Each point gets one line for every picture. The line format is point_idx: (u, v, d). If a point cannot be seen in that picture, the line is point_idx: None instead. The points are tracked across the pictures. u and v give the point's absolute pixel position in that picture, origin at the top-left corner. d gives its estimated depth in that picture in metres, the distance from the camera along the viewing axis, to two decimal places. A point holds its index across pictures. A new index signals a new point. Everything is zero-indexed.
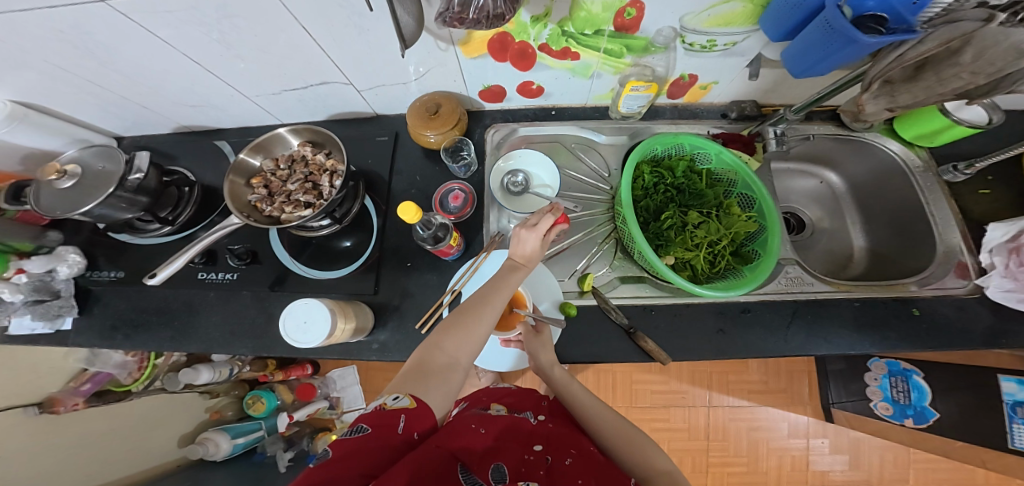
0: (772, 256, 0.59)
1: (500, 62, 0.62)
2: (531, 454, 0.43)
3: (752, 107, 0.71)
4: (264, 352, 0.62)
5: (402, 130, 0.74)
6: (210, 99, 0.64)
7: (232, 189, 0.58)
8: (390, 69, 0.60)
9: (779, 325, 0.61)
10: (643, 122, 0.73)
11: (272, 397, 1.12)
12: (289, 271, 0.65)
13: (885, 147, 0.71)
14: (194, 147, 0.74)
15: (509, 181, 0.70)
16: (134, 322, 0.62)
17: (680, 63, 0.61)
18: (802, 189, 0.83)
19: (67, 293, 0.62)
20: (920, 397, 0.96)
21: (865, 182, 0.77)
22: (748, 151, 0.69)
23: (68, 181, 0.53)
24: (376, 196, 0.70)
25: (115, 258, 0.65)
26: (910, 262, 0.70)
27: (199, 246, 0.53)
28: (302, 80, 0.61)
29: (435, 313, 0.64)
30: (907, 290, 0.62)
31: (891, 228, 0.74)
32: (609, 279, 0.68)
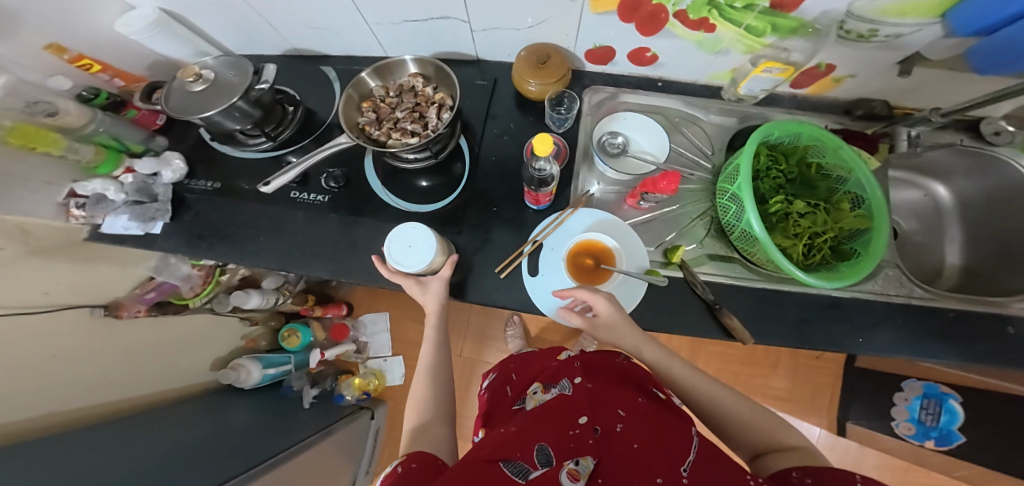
0: (875, 255, 0.53)
1: (624, 22, 0.58)
2: (576, 428, 0.41)
3: (881, 106, 0.67)
4: (342, 277, 0.60)
5: (502, 78, 0.71)
6: (334, 23, 0.60)
7: (345, 109, 0.55)
8: (520, 9, 0.56)
9: (865, 325, 0.61)
10: (756, 107, 0.70)
11: (308, 334, 1.16)
12: (374, 198, 0.63)
13: (1015, 163, 0.63)
14: (299, 69, 0.70)
15: (607, 141, 0.69)
16: (220, 232, 0.60)
17: (824, 50, 0.58)
18: (906, 202, 0.77)
19: (164, 198, 0.61)
20: (950, 420, 1.01)
21: (979, 203, 0.70)
22: (870, 148, 0.66)
23: (200, 86, 0.51)
24: (471, 137, 0.68)
25: (211, 170, 0.64)
26: (1007, 281, 0.65)
27: (309, 162, 0.53)
28: (426, 10, 0.57)
29: (514, 261, 0.63)
30: (1009, 307, 0.59)
31: (995, 246, 0.69)
32: (699, 255, 0.67)
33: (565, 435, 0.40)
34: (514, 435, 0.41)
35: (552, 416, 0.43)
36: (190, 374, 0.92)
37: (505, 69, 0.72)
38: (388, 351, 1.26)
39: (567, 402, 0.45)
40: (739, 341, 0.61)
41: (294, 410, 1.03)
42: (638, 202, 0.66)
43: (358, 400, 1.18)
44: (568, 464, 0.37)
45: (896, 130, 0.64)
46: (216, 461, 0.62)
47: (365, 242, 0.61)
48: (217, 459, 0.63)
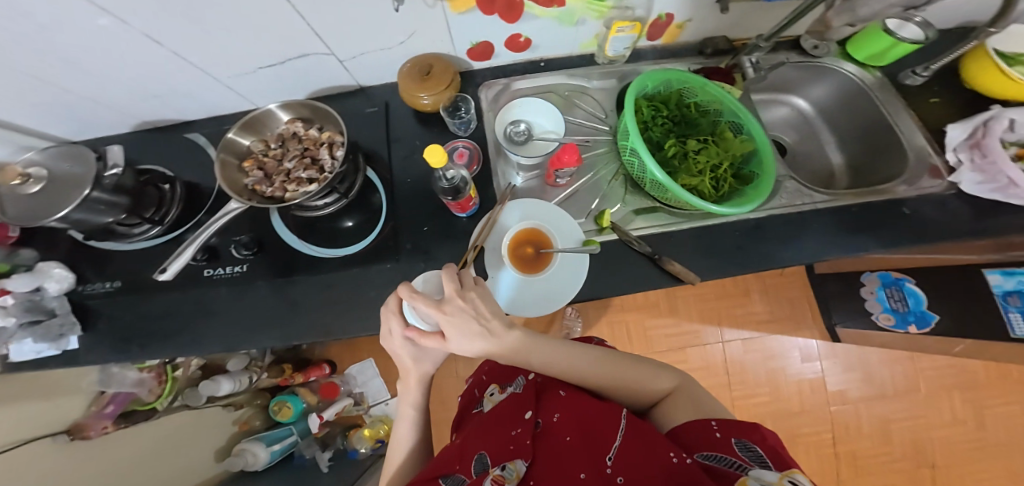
0: (771, 173, 0.62)
1: (489, 15, 0.60)
2: (519, 427, 0.47)
3: (723, 42, 0.73)
4: (293, 341, 0.61)
5: (392, 100, 0.72)
6: (178, 87, 0.61)
7: (225, 173, 0.54)
8: (375, 36, 0.58)
9: (790, 235, 0.63)
10: (629, 64, 0.75)
11: (298, 401, 1.17)
12: (300, 255, 0.63)
13: (841, 69, 0.75)
14: (161, 143, 0.71)
15: (513, 130, 0.71)
16: (146, 332, 0.60)
17: (658, 3, 0.62)
18: (778, 118, 0.86)
19: (63, 311, 0.59)
20: (917, 302, 0.96)
21: (832, 104, 0.81)
22: (729, 81, 0.71)
23: (34, 186, 0.50)
24: (378, 167, 0.68)
25: (101, 270, 0.63)
26: (879, 168, 0.75)
27: (204, 237, 0.52)
28: (280, 54, 0.58)
29: (462, 272, 0.62)
30: (897, 191, 0.64)
31: (861, 141, 0.79)
32: (625, 214, 0.69)
33: (507, 438, 0.46)
34: (459, 449, 0.48)
35: (500, 426, 0.49)
36: (205, 468, 0.93)
37: (392, 91, 0.72)
38: (387, 394, 1.25)
39: (515, 406, 0.51)
40: (688, 284, 0.63)
41: (316, 475, 1.07)
42: (556, 179, 0.68)
43: (375, 448, 1.19)
44: (494, 471, 0.41)
45: (739, 60, 0.71)
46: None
47: (304, 301, 0.62)
48: None
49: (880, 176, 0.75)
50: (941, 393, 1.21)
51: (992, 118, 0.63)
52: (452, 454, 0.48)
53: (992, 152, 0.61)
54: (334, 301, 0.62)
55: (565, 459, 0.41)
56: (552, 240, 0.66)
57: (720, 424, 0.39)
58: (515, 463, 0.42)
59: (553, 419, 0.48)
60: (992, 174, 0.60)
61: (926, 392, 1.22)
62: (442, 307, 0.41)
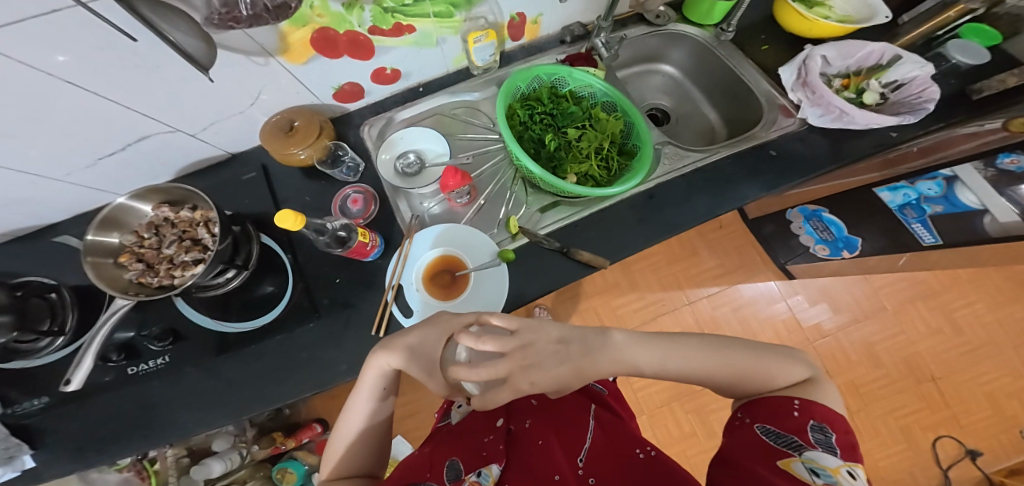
0: (648, 142, 0.63)
1: (337, 59, 0.61)
2: (491, 434, 0.53)
3: (580, 28, 0.78)
4: (245, 415, 0.63)
5: (268, 160, 0.72)
6: (12, 195, 0.57)
7: (98, 272, 0.52)
8: (211, 103, 0.57)
9: (682, 198, 0.65)
10: (503, 69, 0.77)
11: (298, 464, 1.14)
12: (226, 335, 0.64)
13: (683, 32, 0.78)
14: (31, 251, 0.67)
15: (402, 165, 0.72)
16: (104, 438, 0.61)
17: (505, 6, 0.65)
18: (652, 86, 0.88)
19: (1, 434, 0.59)
20: (838, 229, 0.95)
21: (692, 63, 0.84)
22: (592, 64, 0.71)
23: None
24: (273, 230, 0.69)
25: (30, 387, 0.62)
26: (745, 119, 0.77)
27: (100, 339, 0.49)
28: (115, 141, 0.56)
29: (385, 313, 0.65)
30: (758, 135, 0.67)
31: (724, 93, 0.81)
32: (531, 215, 0.71)
33: (481, 443, 0.52)
34: (427, 458, 0.49)
35: (473, 437, 0.53)
36: None
37: (264, 151, 0.73)
38: None
39: (486, 417, 0.59)
40: (601, 268, 0.64)
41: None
42: (456, 198, 0.71)
43: None
44: (471, 477, 0.45)
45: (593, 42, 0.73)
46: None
47: (239, 376, 0.64)
48: None
49: (750, 122, 0.76)
50: (907, 306, 1.24)
51: (809, 58, 0.70)
52: (421, 462, 0.48)
53: (818, 87, 0.66)
54: (268, 369, 0.64)
55: (539, 460, 0.47)
56: (467, 262, 0.67)
57: (802, 403, 0.39)
58: (490, 468, 0.47)
59: (525, 425, 0.55)
60: (828, 105, 0.65)
61: (893, 308, 1.24)
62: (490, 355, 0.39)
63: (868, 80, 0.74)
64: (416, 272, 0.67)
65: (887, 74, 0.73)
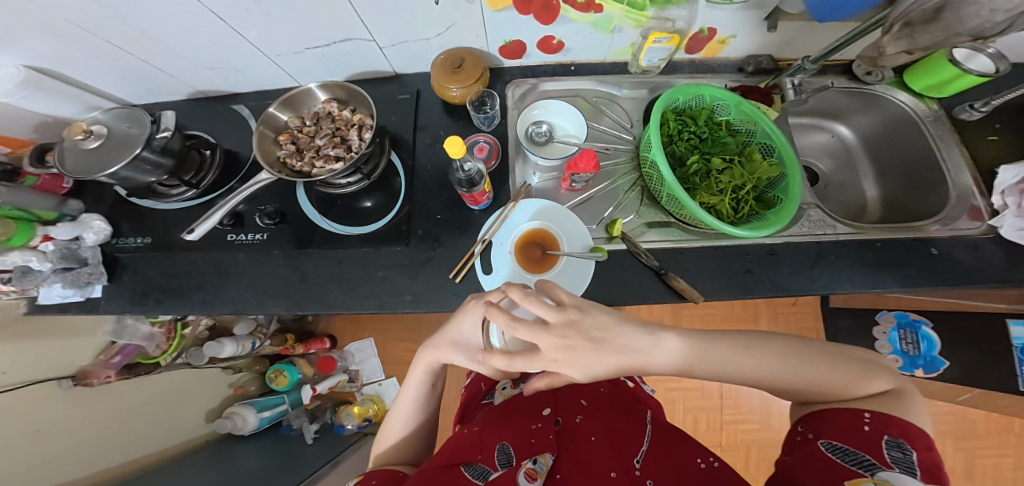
0: (795, 199, 0.63)
1: (524, 15, 0.65)
2: (540, 421, 0.51)
3: (768, 60, 0.78)
4: (299, 311, 0.62)
5: (423, 88, 0.76)
6: (230, 61, 0.69)
7: (261, 144, 0.62)
8: (415, 22, 0.64)
9: (804, 266, 0.64)
10: (662, 76, 0.78)
11: (294, 371, 1.16)
12: (315, 228, 0.65)
13: (894, 98, 0.77)
14: (210, 111, 0.78)
15: (534, 131, 0.72)
16: (165, 287, 0.62)
17: (702, 16, 0.67)
18: (817, 144, 0.91)
19: (95, 260, 0.61)
20: (929, 346, 1.03)
21: (875, 135, 0.84)
22: (766, 101, 0.76)
23: (93, 141, 0.55)
24: (402, 151, 0.71)
25: (138, 226, 0.65)
26: (921, 206, 0.76)
27: (230, 202, 0.55)
28: (327, 36, 0.65)
29: (467, 263, 0.64)
30: (928, 231, 0.65)
31: (904, 176, 0.80)
32: (636, 226, 0.69)
33: (529, 429, 0.49)
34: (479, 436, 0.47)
35: (520, 414, 0.52)
36: (189, 428, 0.94)
37: (424, 80, 0.77)
38: (381, 374, 1.25)
39: (531, 399, 0.56)
40: (690, 302, 0.63)
41: (300, 447, 1.07)
42: (572, 184, 0.69)
43: (360, 426, 1.19)
44: (526, 464, 0.44)
45: (780, 82, 0.74)
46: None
47: (315, 273, 0.63)
48: None
49: (913, 214, 0.77)
50: (936, 439, 1.21)
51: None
52: (470, 441, 0.46)
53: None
54: (343, 275, 0.63)
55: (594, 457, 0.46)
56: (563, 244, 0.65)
57: (875, 417, 0.34)
58: (544, 456, 0.46)
59: (576, 419, 0.53)
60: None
61: None
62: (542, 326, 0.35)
63: None
64: (513, 237, 0.66)
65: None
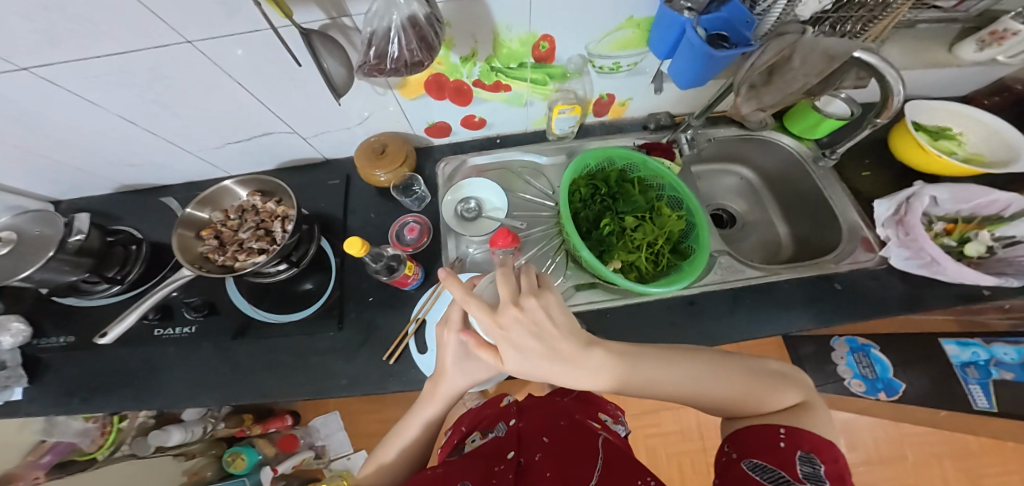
0: (704, 248, 0.68)
1: (439, 100, 0.72)
2: (502, 464, 0.43)
3: (666, 117, 0.85)
4: (232, 401, 0.62)
5: (352, 173, 0.83)
6: (151, 158, 0.74)
7: (181, 242, 0.65)
8: (329, 116, 0.70)
9: (723, 312, 0.66)
10: (576, 141, 0.85)
11: (253, 452, 1.13)
12: (250, 320, 0.68)
13: (779, 141, 0.87)
14: (139, 205, 0.83)
15: (462, 208, 0.77)
16: (94, 385, 0.62)
17: (596, 84, 0.75)
18: (729, 187, 0.99)
19: (14, 362, 0.62)
20: (883, 369, 1.08)
21: (775, 174, 0.93)
22: (669, 157, 0.80)
23: (1, 248, 0.57)
24: (332, 236, 0.76)
25: (63, 325, 0.67)
26: (823, 239, 0.83)
27: (152, 300, 0.58)
28: (245, 132, 0.71)
29: (401, 344, 0.66)
30: (828, 266, 0.70)
31: (805, 212, 0.88)
32: (565, 288, 0.72)
33: (489, 472, 0.42)
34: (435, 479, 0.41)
35: (481, 460, 0.45)
36: None
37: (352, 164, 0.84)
38: (349, 448, 1.21)
39: (496, 446, 0.47)
40: None
41: None
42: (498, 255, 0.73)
43: None
44: None
45: (678, 137, 0.82)
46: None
47: (248, 362, 0.64)
48: None
49: (820, 248, 0.83)
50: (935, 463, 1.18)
51: (914, 195, 0.71)
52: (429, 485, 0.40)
53: (913, 230, 0.68)
54: (277, 364, 0.65)
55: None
56: None
57: (786, 431, 0.36)
58: None
59: (536, 456, 0.43)
60: (917, 251, 0.67)
61: (919, 463, 1.17)
62: (495, 315, 0.35)
63: (976, 231, 0.70)
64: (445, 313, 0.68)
65: (1004, 228, 0.68)
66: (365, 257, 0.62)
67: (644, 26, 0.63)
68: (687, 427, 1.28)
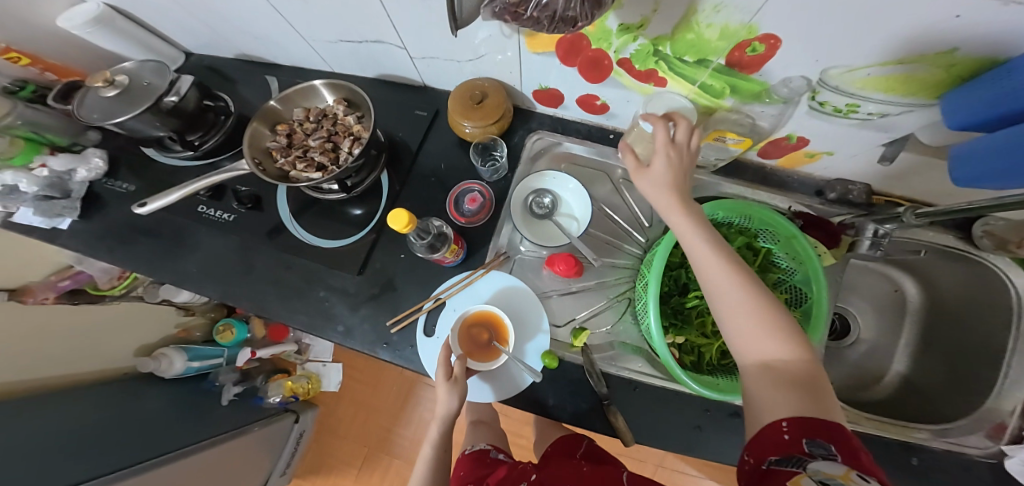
0: None
1: (568, 66, 0.56)
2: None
3: (861, 192, 0.65)
4: (229, 301, 0.64)
5: (443, 109, 0.72)
6: (271, 36, 0.69)
7: (254, 133, 0.63)
8: (450, 45, 0.58)
9: None
10: (713, 176, 0.68)
11: (243, 329, 1.19)
12: (286, 227, 0.66)
13: (1005, 276, 0.61)
14: (248, 75, 0.81)
15: (533, 201, 0.65)
16: (122, 238, 0.69)
17: (795, 121, 0.54)
18: (873, 291, 0.80)
19: (77, 196, 0.69)
20: None
21: (949, 307, 0.71)
22: (828, 242, 0.65)
23: (112, 91, 0.60)
24: (395, 172, 0.68)
25: (133, 174, 0.72)
26: (944, 406, 0.67)
27: (201, 183, 0.58)
28: (358, 33, 0.60)
29: (411, 315, 0.60)
30: (912, 435, 0.59)
31: (945, 367, 0.70)
32: (605, 340, 0.64)
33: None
34: None
35: None
36: (112, 357, 0.92)
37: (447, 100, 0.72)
38: (328, 356, 1.28)
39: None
40: (623, 443, 0.56)
41: (212, 405, 1.03)
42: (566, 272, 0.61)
43: (284, 401, 1.17)
44: None
45: (860, 224, 0.62)
46: (114, 455, 0.69)
47: (262, 269, 0.65)
48: (132, 444, 0.74)
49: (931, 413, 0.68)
50: None
51: None
52: None
53: None
54: (284, 282, 0.64)
55: None
56: (512, 340, 0.57)
57: (792, 424, 0.34)
58: None
59: None
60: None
61: None
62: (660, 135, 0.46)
63: None
64: (470, 307, 0.59)
65: None
66: (409, 231, 0.54)
67: (960, 68, 0.37)
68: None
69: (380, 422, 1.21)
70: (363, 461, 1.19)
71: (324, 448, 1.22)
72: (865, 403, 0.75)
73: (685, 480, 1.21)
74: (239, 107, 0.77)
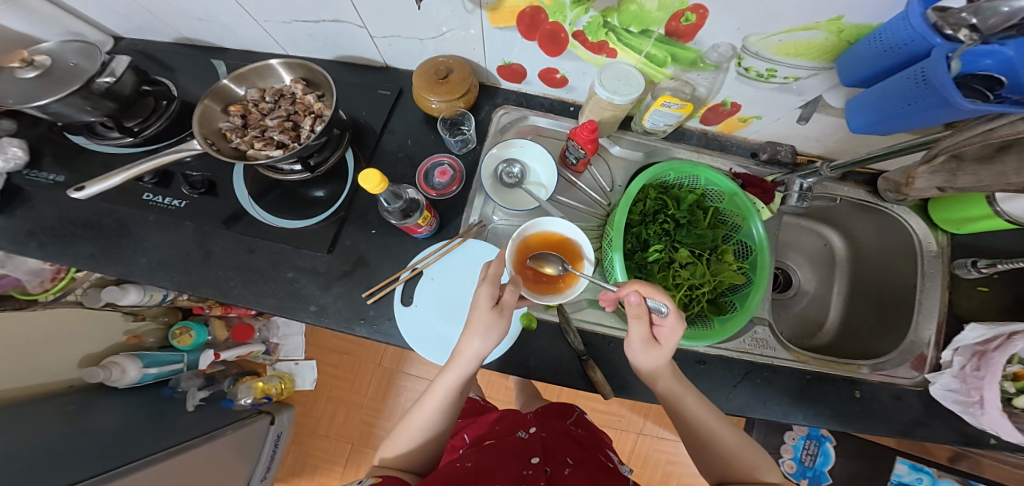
0: (747, 312, 0.62)
1: (529, 40, 0.58)
2: (529, 468, 0.52)
3: (787, 153, 0.73)
4: (187, 291, 0.61)
5: (407, 88, 0.72)
6: (216, 17, 0.66)
7: (204, 112, 0.59)
8: (410, 22, 0.59)
9: (725, 383, 0.64)
10: (665, 143, 0.75)
11: (202, 332, 1.11)
12: (246, 212, 0.63)
13: (906, 222, 0.73)
14: (192, 61, 0.76)
15: (504, 170, 0.68)
16: (54, 232, 0.62)
17: (726, 87, 0.61)
18: (807, 247, 0.91)
19: None
20: (823, 461, 1.17)
21: (867, 251, 0.82)
22: (765, 199, 0.73)
23: (31, 73, 0.54)
24: (360, 150, 0.68)
25: (60, 163, 0.66)
26: (872, 342, 0.77)
27: (138, 168, 0.53)
28: (315, 13, 0.60)
29: (388, 286, 0.61)
30: (854, 371, 0.67)
31: (871, 308, 0.80)
32: (577, 299, 0.66)
33: (519, 474, 0.51)
34: (474, 470, 0.52)
35: (514, 457, 0.55)
36: (54, 370, 0.83)
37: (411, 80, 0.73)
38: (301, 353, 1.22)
39: (523, 446, 0.57)
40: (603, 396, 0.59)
41: (177, 411, 0.97)
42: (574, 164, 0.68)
43: (255, 404, 1.12)
44: None
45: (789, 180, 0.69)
46: (67, 469, 0.63)
47: (222, 255, 0.62)
48: (91, 457, 0.67)
49: (860, 347, 0.79)
50: None
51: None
52: (467, 475, 0.51)
53: (986, 367, 0.59)
54: (249, 266, 0.61)
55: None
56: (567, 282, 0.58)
57: None
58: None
59: (562, 472, 0.53)
60: (969, 388, 0.61)
61: None
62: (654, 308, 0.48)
63: None
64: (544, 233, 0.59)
65: None
66: (381, 195, 0.54)
67: (848, 34, 0.45)
68: (620, 447, 1.26)
69: (363, 423, 1.18)
70: (348, 455, 1.16)
71: (304, 449, 1.17)
72: (806, 347, 0.84)
73: (663, 444, 1.27)
74: (181, 93, 0.72)
